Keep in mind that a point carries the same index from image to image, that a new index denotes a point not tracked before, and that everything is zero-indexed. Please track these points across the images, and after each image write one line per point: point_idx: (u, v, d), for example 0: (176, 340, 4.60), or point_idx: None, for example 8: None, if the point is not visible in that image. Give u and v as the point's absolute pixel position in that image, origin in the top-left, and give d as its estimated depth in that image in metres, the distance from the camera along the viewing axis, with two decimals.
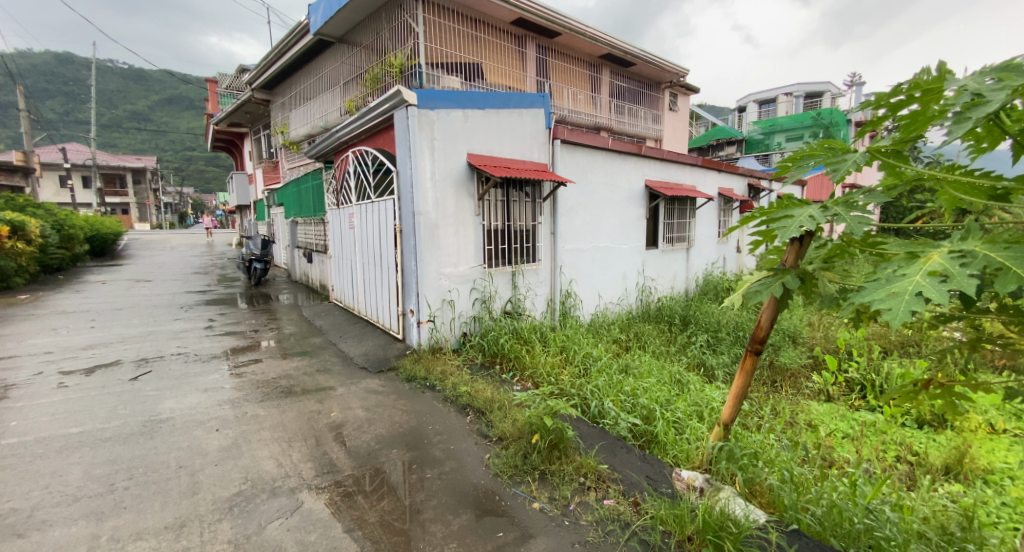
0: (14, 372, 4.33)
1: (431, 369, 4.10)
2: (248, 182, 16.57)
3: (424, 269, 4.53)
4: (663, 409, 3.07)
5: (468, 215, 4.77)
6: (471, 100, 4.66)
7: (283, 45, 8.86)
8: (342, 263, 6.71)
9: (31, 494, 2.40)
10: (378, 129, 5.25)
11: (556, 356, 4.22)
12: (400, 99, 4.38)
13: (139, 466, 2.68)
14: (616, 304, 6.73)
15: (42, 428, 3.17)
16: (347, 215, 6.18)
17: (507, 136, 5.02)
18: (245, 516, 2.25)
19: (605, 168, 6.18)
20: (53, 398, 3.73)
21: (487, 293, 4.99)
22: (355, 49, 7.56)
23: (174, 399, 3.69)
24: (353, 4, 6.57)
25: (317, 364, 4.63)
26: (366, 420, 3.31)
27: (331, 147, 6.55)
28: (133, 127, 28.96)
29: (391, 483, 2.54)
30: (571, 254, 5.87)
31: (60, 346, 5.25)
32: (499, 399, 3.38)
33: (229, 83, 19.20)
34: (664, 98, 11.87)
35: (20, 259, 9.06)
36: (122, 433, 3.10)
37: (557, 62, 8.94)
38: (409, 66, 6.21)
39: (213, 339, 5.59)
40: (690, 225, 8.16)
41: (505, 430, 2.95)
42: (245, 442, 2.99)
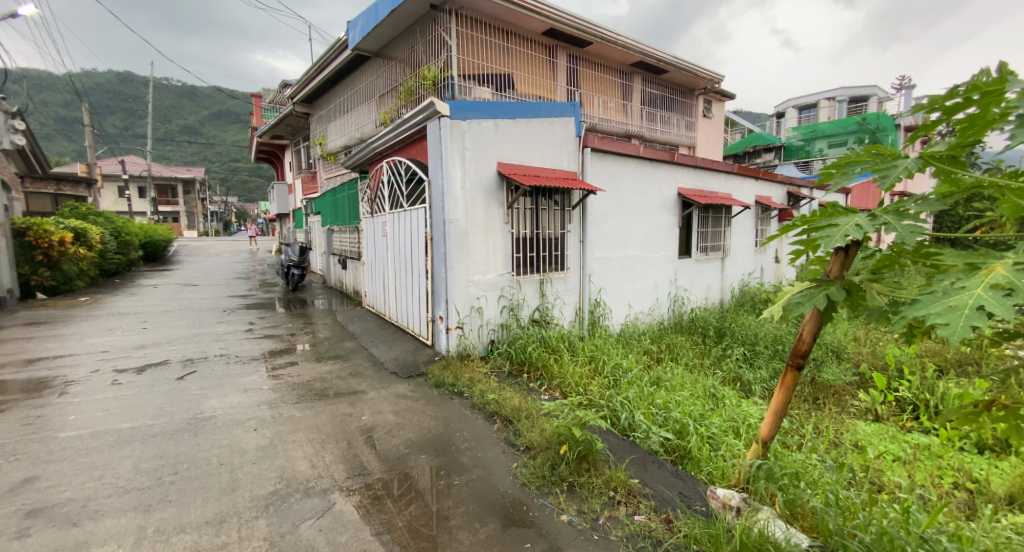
0: (74, 369, 4.63)
1: (459, 376, 4.12)
2: (288, 191, 17.26)
3: (454, 276, 4.57)
4: (697, 424, 2.98)
5: (497, 223, 4.81)
6: (502, 110, 4.71)
7: (323, 60, 9.24)
8: (374, 269, 6.87)
9: (86, 485, 2.54)
10: (411, 140, 5.38)
11: (584, 367, 4.18)
12: (433, 110, 4.46)
13: (184, 462, 2.81)
14: (647, 315, 6.60)
15: (97, 423, 3.37)
16: (380, 223, 6.34)
17: (537, 145, 5.04)
18: (280, 514, 2.32)
19: (636, 176, 6.12)
20: (108, 394, 3.97)
21: (515, 301, 5.00)
22: (391, 62, 7.79)
23: (216, 399, 3.86)
24: (390, 20, 6.80)
25: (349, 368, 4.74)
26: (395, 424, 3.36)
27: (366, 157, 6.75)
28: (185, 141, 30.80)
29: (419, 488, 2.55)
30: (600, 263, 5.82)
31: (115, 345, 5.59)
32: (527, 407, 3.36)
33: (273, 98, 20.15)
34: (697, 105, 11.67)
35: (82, 264, 9.73)
36: (169, 429, 3.27)
37: (588, 71, 8.94)
38: (442, 78, 6.34)
39: (253, 341, 5.82)
40: (725, 233, 7.93)
41: (532, 439, 2.93)
42: (280, 442, 3.08)
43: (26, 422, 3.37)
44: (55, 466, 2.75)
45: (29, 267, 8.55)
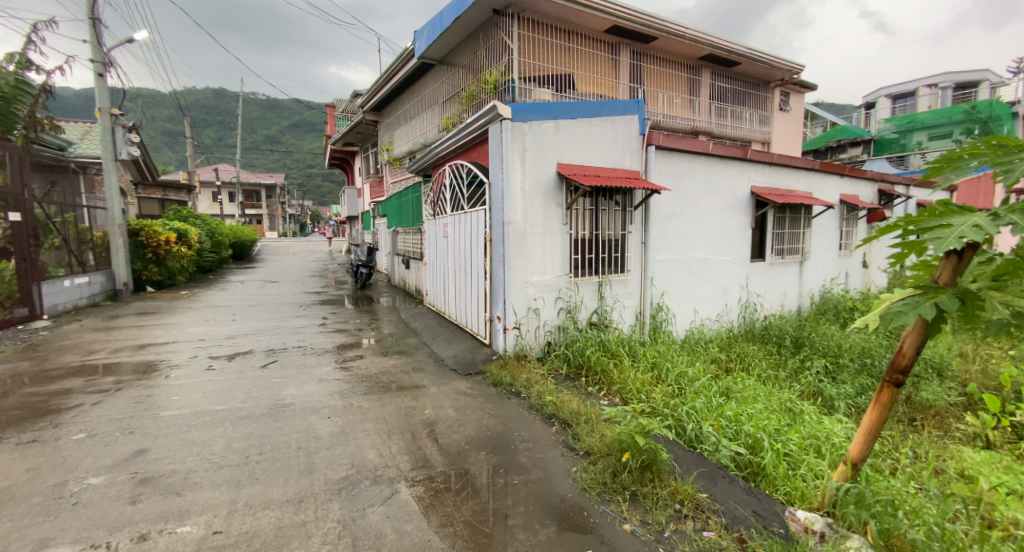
0: (177, 355, 5.20)
1: (517, 376, 4.14)
2: (358, 195, 18.28)
3: (512, 277, 4.60)
4: (772, 439, 2.79)
5: (555, 224, 4.78)
6: (563, 110, 4.67)
7: (392, 69, 9.71)
8: (436, 269, 7.08)
9: (187, 459, 2.84)
10: (473, 144, 5.48)
11: (646, 373, 4.04)
12: (495, 114, 4.50)
13: (267, 444, 3.05)
14: (714, 321, 6.28)
15: (196, 403, 3.76)
16: (441, 225, 6.54)
17: (598, 144, 4.96)
18: (351, 498, 2.45)
19: (704, 174, 5.84)
20: (204, 378, 4.42)
21: (574, 302, 4.93)
22: (454, 68, 8.01)
23: (294, 387, 4.16)
24: (454, 27, 7.01)
25: (412, 363, 4.94)
26: (456, 420, 3.44)
27: (429, 161, 6.99)
28: (269, 149, 33.61)
29: (478, 485, 2.60)
30: (664, 265, 5.62)
31: (209, 334, 6.21)
32: (585, 412, 3.32)
33: (346, 107, 21.49)
34: (773, 98, 10.91)
35: (183, 261, 10.91)
36: (255, 412, 3.57)
37: (652, 67, 8.65)
38: (503, 81, 6.40)
39: (326, 335, 6.22)
40: (804, 235, 7.35)
41: (592, 444, 2.87)
42: (351, 430, 3.27)
43: (139, 400, 3.83)
44: (162, 440, 3.10)
45: (141, 263, 9.72)
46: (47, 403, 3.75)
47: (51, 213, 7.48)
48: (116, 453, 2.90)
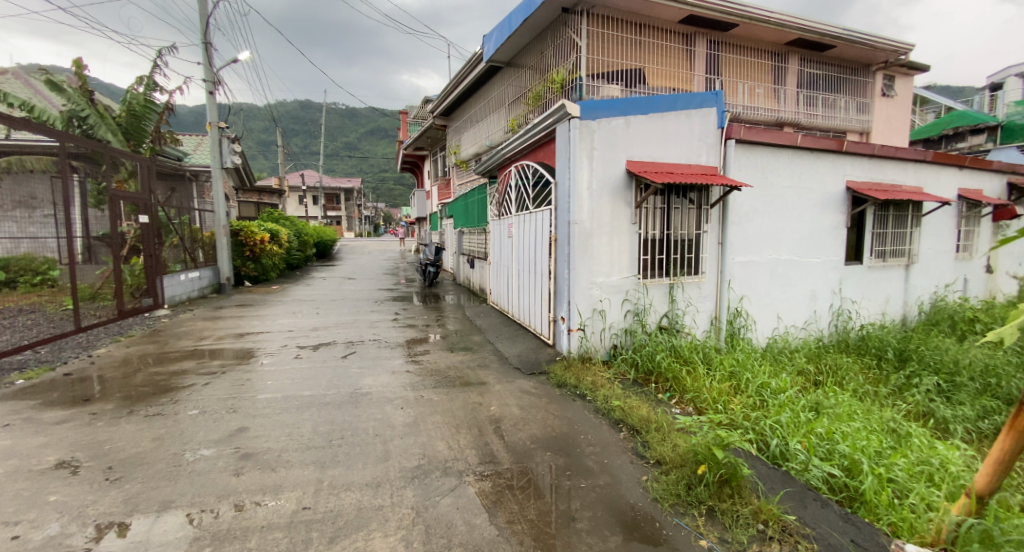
0: (270, 343, 5.74)
1: (582, 379, 4.07)
2: (427, 197, 19.01)
3: (577, 277, 4.53)
4: (873, 462, 2.52)
5: (623, 223, 4.63)
6: (634, 106, 4.53)
7: (461, 73, 9.99)
8: (500, 268, 7.17)
9: (280, 439, 3.12)
10: (539, 144, 5.48)
11: (723, 383, 3.81)
12: (563, 113, 4.45)
13: (348, 429, 3.27)
14: (801, 329, 5.77)
15: (287, 388, 4.12)
16: (506, 225, 6.61)
17: (671, 140, 4.75)
18: (424, 487, 2.55)
19: (790, 169, 5.39)
20: (292, 365, 4.84)
21: (642, 305, 4.76)
22: (522, 69, 8.06)
23: (370, 377, 4.42)
24: (522, 28, 7.06)
25: (477, 359, 5.05)
26: (521, 418, 3.47)
27: (496, 162, 7.09)
28: (348, 156, 36.06)
29: (543, 485, 2.59)
30: (743, 268, 5.25)
31: (297, 326, 6.79)
32: (656, 419, 3.19)
33: (418, 113, 22.49)
34: (873, 83, 9.80)
35: (275, 259, 12.02)
36: (336, 399, 3.84)
37: (731, 57, 8.13)
38: (570, 80, 6.32)
39: (397, 329, 6.54)
40: (911, 235, 6.54)
41: (664, 453, 2.75)
42: (421, 422, 3.41)
43: (240, 382, 4.28)
44: (259, 420, 3.42)
45: (240, 261, 10.86)
46: (166, 382, 4.29)
47: (172, 216, 8.56)
48: (222, 429, 3.25)
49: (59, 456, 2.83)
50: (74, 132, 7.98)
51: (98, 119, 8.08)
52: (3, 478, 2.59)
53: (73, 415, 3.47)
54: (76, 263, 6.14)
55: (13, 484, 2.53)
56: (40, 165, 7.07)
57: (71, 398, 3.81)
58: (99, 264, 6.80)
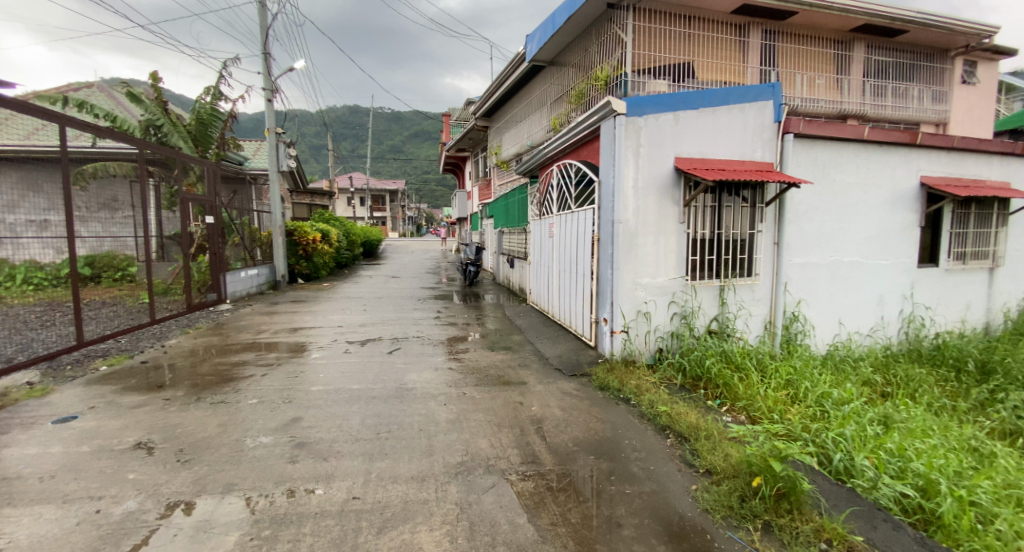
0: (321, 338, 6.02)
1: (625, 382, 3.98)
2: (468, 197, 19.27)
3: (621, 278, 4.42)
4: (952, 483, 2.30)
5: (671, 223, 4.48)
6: (683, 101, 4.38)
7: (504, 74, 10.05)
8: (540, 269, 7.14)
9: (331, 429, 3.25)
10: (583, 142, 5.41)
11: (778, 392, 3.60)
12: (609, 110, 4.36)
13: (394, 423, 3.36)
14: (865, 336, 5.38)
15: (336, 381, 4.29)
16: (547, 225, 6.57)
17: (722, 136, 4.55)
18: (467, 484, 2.58)
19: (855, 165, 5.03)
20: (341, 359, 5.04)
21: (690, 308, 4.59)
22: (565, 68, 7.99)
23: (414, 373, 4.53)
24: (566, 26, 7.00)
25: (518, 359, 5.05)
26: (563, 420, 3.43)
27: (537, 162, 7.07)
28: (393, 158, 37.20)
29: (586, 488, 2.54)
30: (801, 270, 4.96)
31: (346, 321, 7.08)
32: (706, 427, 3.07)
33: (461, 116, 22.88)
34: (951, 70, 8.98)
35: (325, 258, 12.59)
36: (382, 394, 3.96)
37: (788, 46, 7.70)
38: (615, 77, 6.20)
39: (439, 327, 6.67)
40: (995, 236, 5.94)
41: (715, 463, 2.64)
42: (464, 418, 3.45)
43: (294, 374, 4.51)
44: (311, 411, 3.59)
45: (294, 259, 11.46)
46: (229, 371, 4.59)
47: (234, 216, 9.15)
48: (278, 419, 3.43)
49: (138, 437, 3.09)
50: (150, 139, 8.73)
51: (171, 127, 8.76)
52: (91, 455, 2.85)
53: (149, 399, 3.77)
54: (152, 261, 6.69)
55: (98, 461, 2.77)
56: (120, 170, 7.69)
57: (146, 384, 4.15)
58: (173, 260, 7.68)
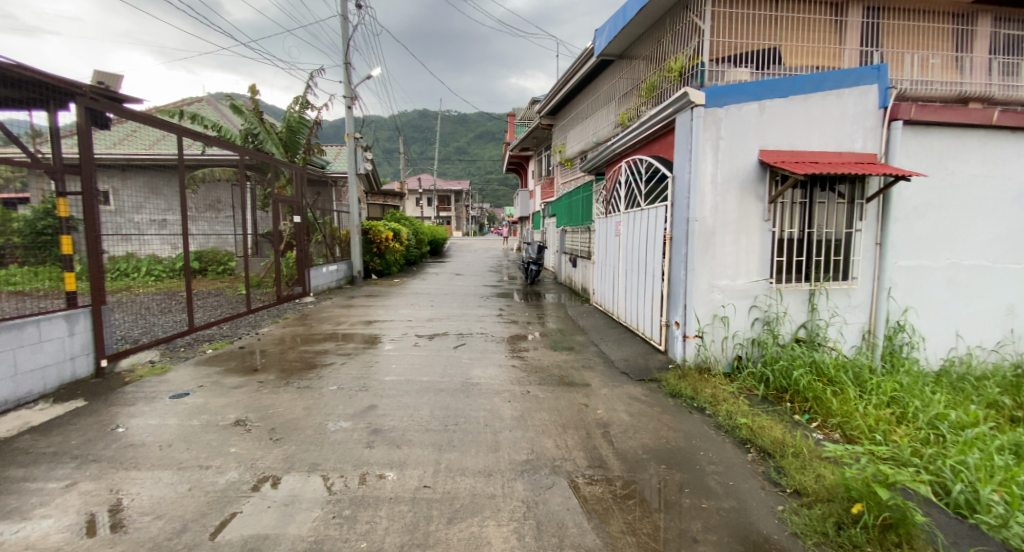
0: (392, 331, 6.32)
1: (699, 390, 3.76)
2: (530, 196, 19.34)
3: (695, 279, 4.18)
4: None
5: (754, 221, 4.17)
6: (770, 89, 4.06)
7: (571, 71, 9.95)
8: (605, 268, 6.98)
9: (403, 419, 3.39)
10: (655, 137, 5.19)
11: (881, 410, 3.23)
12: (686, 101, 4.12)
13: (460, 417, 3.43)
14: (988, 352, 4.68)
15: (407, 372, 4.48)
16: (614, 223, 6.39)
17: (815, 126, 4.17)
18: (534, 483, 2.56)
19: (979, 154, 4.39)
20: (410, 351, 5.26)
21: (774, 313, 4.25)
22: (635, 60, 7.73)
23: (479, 369, 4.61)
24: (637, 17, 6.77)
25: (582, 360, 4.96)
26: (631, 425, 3.32)
27: (604, 159, 6.90)
28: (460, 159, 38.30)
29: (657, 499, 2.43)
30: (908, 274, 4.41)
31: (414, 316, 7.39)
32: (793, 444, 2.82)
33: (526, 115, 23.02)
34: None
35: (396, 255, 13.22)
36: (449, 387, 4.07)
37: (894, 23, 6.88)
38: (690, 67, 5.90)
39: (503, 325, 6.75)
40: None
41: (806, 484, 2.41)
42: (529, 416, 3.45)
43: (368, 363, 4.78)
44: (385, 399, 3.77)
45: (369, 256, 12.17)
46: (312, 359, 4.97)
47: (318, 216, 9.87)
48: (356, 405, 3.64)
49: (237, 415, 3.42)
50: (249, 146, 9.67)
51: (266, 134, 9.64)
52: (199, 428, 3.19)
53: (246, 381, 4.18)
54: (249, 257, 7.42)
55: (206, 435, 3.10)
56: (224, 175, 8.70)
57: (244, 367, 4.60)
58: (264, 256, 8.38)
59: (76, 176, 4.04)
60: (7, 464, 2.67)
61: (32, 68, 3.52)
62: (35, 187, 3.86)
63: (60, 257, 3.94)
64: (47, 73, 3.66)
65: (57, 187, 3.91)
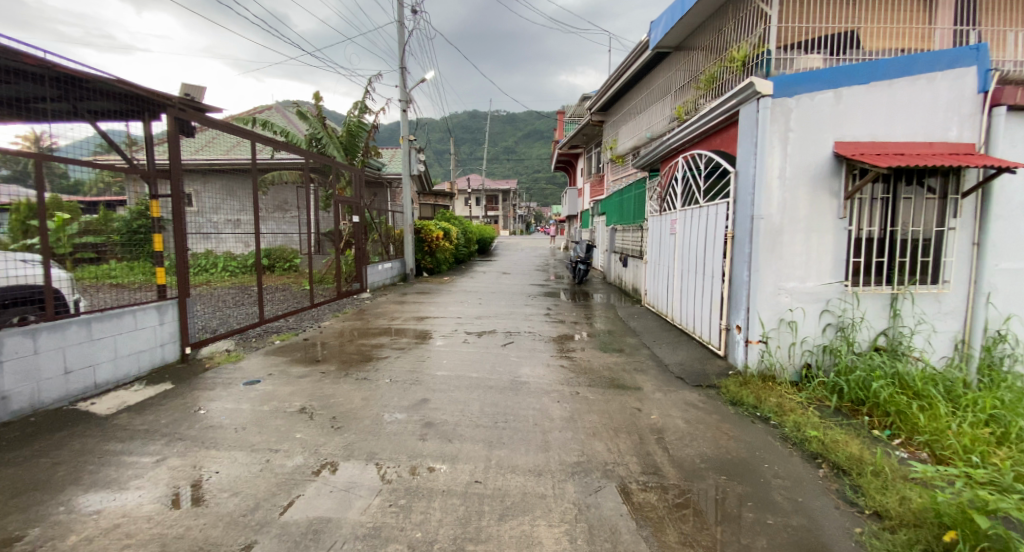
0: (442, 327, 6.47)
1: (763, 399, 3.55)
2: (579, 195, 19.15)
3: (760, 281, 3.94)
4: None
5: (827, 219, 3.87)
6: (848, 76, 3.75)
7: (624, 65, 9.72)
8: (659, 269, 6.76)
9: (454, 414, 3.45)
10: (715, 130, 4.96)
11: (979, 430, 2.89)
12: (751, 92, 3.90)
13: (510, 414, 3.45)
14: None
15: (457, 368, 4.57)
16: (669, 221, 6.17)
17: (899, 115, 3.81)
18: (585, 486, 2.52)
19: None
20: (460, 348, 5.36)
21: (850, 319, 3.92)
22: (693, 52, 7.44)
23: (527, 368, 4.61)
24: (697, 6, 6.50)
25: (634, 363, 4.83)
26: (687, 432, 3.19)
27: (658, 155, 6.69)
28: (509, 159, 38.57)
29: (717, 511, 2.31)
30: (1011, 278, 3.93)
31: (464, 313, 7.52)
32: (873, 462, 2.59)
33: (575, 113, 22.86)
34: None
35: (446, 253, 13.53)
36: (499, 385, 4.10)
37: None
38: (754, 56, 5.60)
39: (551, 324, 6.72)
40: None
41: (889, 506, 2.21)
42: (579, 418, 3.40)
43: (420, 358, 4.91)
44: (437, 394, 3.86)
45: (420, 254, 12.54)
46: (369, 352, 5.18)
47: (374, 215, 10.31)
48: (409, 398, 3.75)
49: (302, 403, 3.63)
50: (313, 150, 10.27)
51: (328, 138, 10.19)
52: (269, 414, 3.42)
53: (310, 371, 4.43)
54: (312, 254, 7.86)
55: (275, 420, 3.32)
56: (291, 177, 9.29)
57: (308, 358, 4.88)
58: (326, 254, 8.86)
59: (165, 180, 4.42)
60: (109, 438, 2.99)
61: (129, 83, 3.93)
62: (131, 191, 4.24)
63: (151, 253, 4.33)
64: (142, 87, 4.07)
65: (150, 189, 4.32)
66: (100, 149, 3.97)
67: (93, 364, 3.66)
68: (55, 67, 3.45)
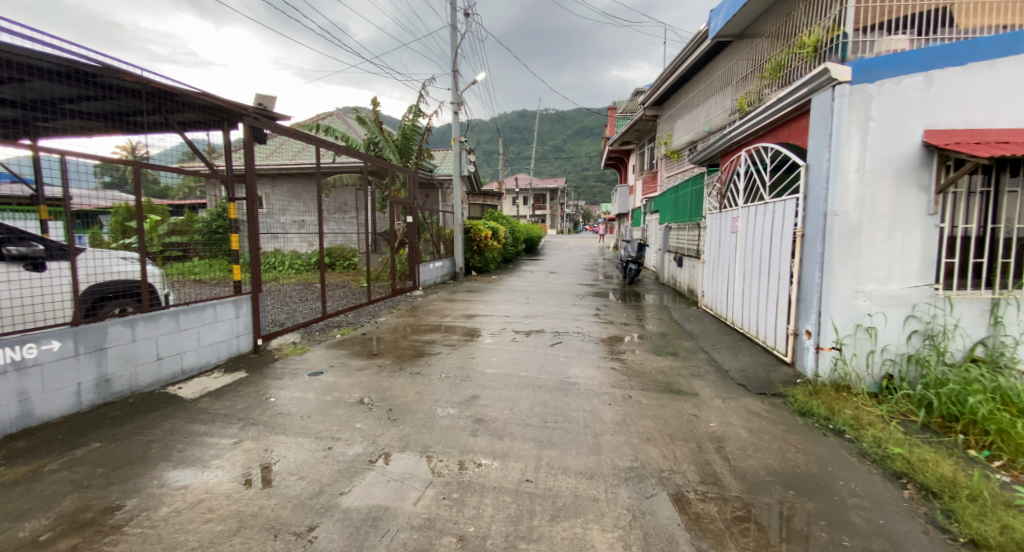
0: (491, 325, 6.53)
1: (836, 411, 3.29)
2: (630, 193, 18.69)
3: (835, 283, 3.65)
4: None
5: (915, 216, 3.52)
6: (940, 58, 3.40)
7: (681, 57, 9.35)
8: (717, 269, 6.45)
9: (505, 412, 3.47)
10: (783, 122, 4.65)
11: None
12: (826, 78, 3.61)
13: (561, 415, 3.42)
14: None
15: (506, 367, 4.59)
16: (729, 219, 5.87)
17: (1002, 99, 3.41)
18: (640, 492, 2.45)
19: None
20: (509, 346, 5.38)
21: (941, 326, 3.55)
22: (757, 39, 7.02)
23: (577, 368, 4.55)
24: None
25: (690, 367, 4.64)
26: (749, 442, 3.01)
27: (718, 149, 6.38)
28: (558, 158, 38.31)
29: (783, 528, 2.17)
30: None
31: (512, 311, 7.55)
32: (971, 486, 2.33)
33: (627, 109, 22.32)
34: None
35: (495, 252, 13.67)
36: (548, 384, 4.07)
37: None
38: (828, 40, 5.19)
39: (600, 325, 6.60)
40: None
41: (990, 536, 1.98)
42: (631, 422, 3.31)
43: (470, 355, 4.99)
44: (487, 391, 3.90)
45: (470, 254, 12.76)
46: (420, 347, 5.34)
47: (427, 215, 10.61)
48: (460, 394, 3.82)
49: (359, 395, 3.79)
50: (371, 153, 10.72)
51: (385, 142, 10.61)
52: (331, 404, 3.61)
53: (367, 364, 4.64)
54: (370, 253, 8.22)
55: (336, 410, 3.50)
56: (351, 180, 9.74)
57: (364, 352, 5.10)
58: (382, 252, 9.22)
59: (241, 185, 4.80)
60: (193, 420, 3.27)
61: (213, 95, 4.28)
62: (211, 195, 4.65)
63: (228, 251, 4.67)
64: (222, 98, 4.42)
65: (227, 193, 4.72)
66: (185, 157, 4.37)
67: (180, 352, 4.03)
68: (150, 83, 3.81)
